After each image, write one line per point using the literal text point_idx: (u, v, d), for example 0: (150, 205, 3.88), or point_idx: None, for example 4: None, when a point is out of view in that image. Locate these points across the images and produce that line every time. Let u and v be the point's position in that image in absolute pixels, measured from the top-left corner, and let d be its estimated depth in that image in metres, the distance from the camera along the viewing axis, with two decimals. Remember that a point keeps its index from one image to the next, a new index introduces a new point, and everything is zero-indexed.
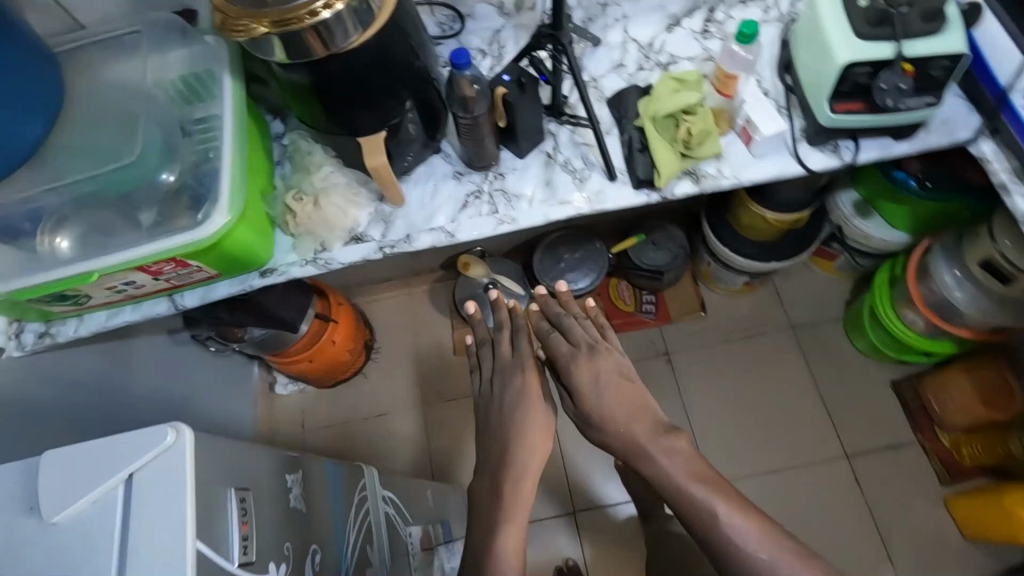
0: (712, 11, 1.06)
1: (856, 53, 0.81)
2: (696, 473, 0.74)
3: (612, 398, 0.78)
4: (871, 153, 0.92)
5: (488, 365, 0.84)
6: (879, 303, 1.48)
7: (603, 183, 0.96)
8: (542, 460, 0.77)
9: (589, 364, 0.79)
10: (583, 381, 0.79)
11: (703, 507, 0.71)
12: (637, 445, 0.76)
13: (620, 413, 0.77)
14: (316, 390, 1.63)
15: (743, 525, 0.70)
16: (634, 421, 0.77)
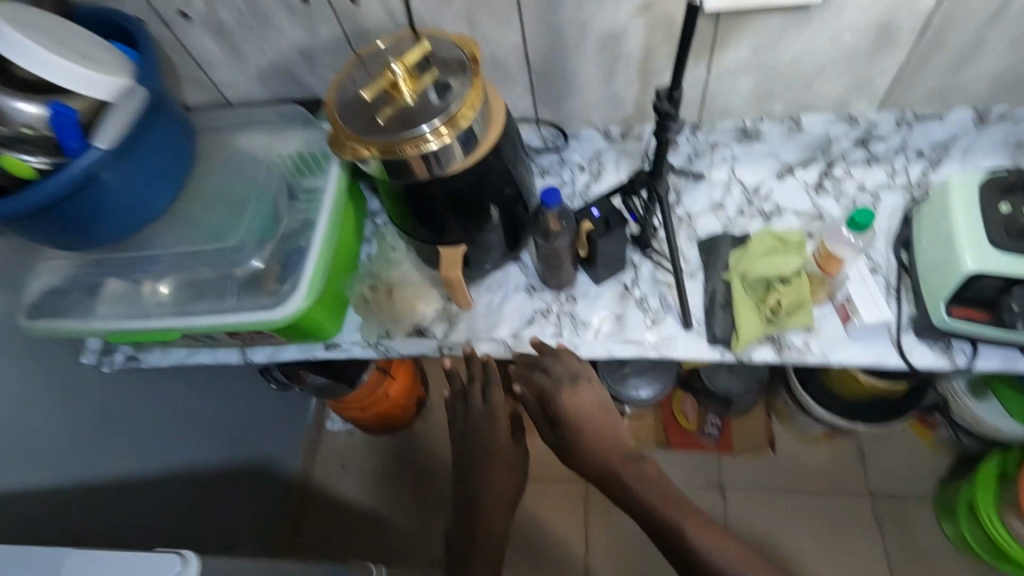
0: (831, 165, 1.00)
1: (986, 263, 0.73)
2: (666, 495, 0.81)
3: (591, 430, 0.86)
4: (991, 363, 0.82)
5: (468, 409, 0.96)
6: (980, 498, 1.29)
7: (676, 329, 0.91)
8: (504, 484, 0.92)
9: (571, 399, 0.87)
10: (569, 414, 0.87)
11: (668, 521, 0.79)
12: (613, 472, 0.84)
13: (593, 438, 0.86)
14: (359, 437, 1.66)
15: (706, 537, 0.77)
16: (610, 450, 0.85)
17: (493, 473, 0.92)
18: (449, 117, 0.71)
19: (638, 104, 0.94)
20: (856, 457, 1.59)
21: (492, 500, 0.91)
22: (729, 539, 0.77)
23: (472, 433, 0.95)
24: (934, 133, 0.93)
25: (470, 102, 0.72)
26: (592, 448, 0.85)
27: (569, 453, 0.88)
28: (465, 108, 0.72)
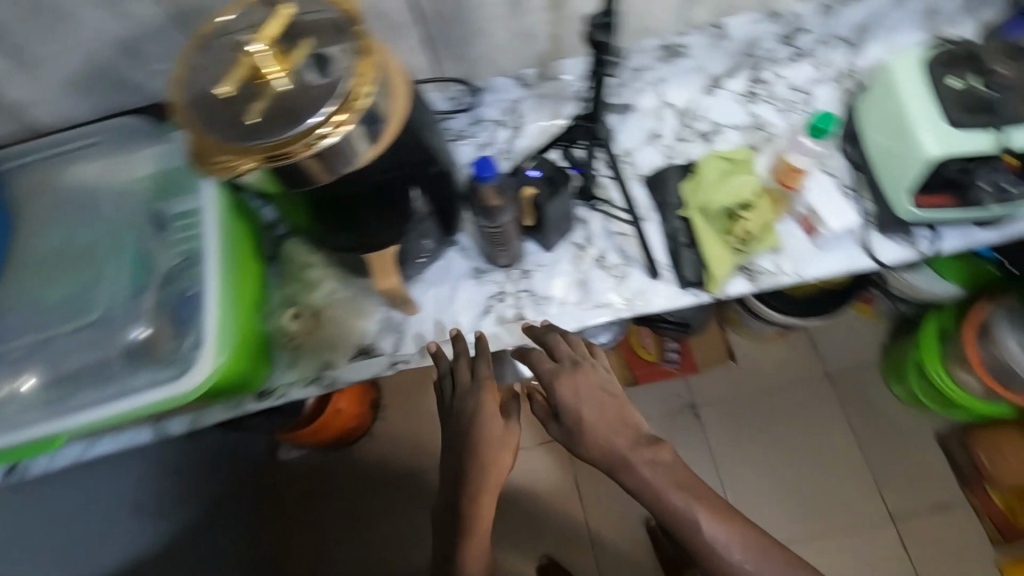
0: (759, 69, 0.93)
1: (949, 146, 0.68)
2: (680, 483, 0.73)
3: (595, 416, 0.74)
4: (953, 243, 0.81)
5: (447, 389, 0.81)
6: (929, 359, 1.34)
7: (645, 282, 0.84)
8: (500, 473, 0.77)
9: (575, 385, 0.76)
10: (565, 399, 0.75)
11: (681, 513, 0.71)
12: (625, 460, 0.73)
13: (601, 426, 0.74)
14: (317, 458, 1.51)
15: (722, 530, 0.70)
16: (617, 437, 0.74)
17: (492, 474, 0.75)
18: (344, 98, 0.56)
19: (551, 39, 0.82)
20: (807, 345, 1.65)
21: (487, 496, 0.76)
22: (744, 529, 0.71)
23: (462, 427, 0.77)
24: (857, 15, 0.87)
25: (364, 74, 0.57)
26: (598, 437, 0.74)
27: (576, 443, 0.76)
28: (362, 82, 0.57)
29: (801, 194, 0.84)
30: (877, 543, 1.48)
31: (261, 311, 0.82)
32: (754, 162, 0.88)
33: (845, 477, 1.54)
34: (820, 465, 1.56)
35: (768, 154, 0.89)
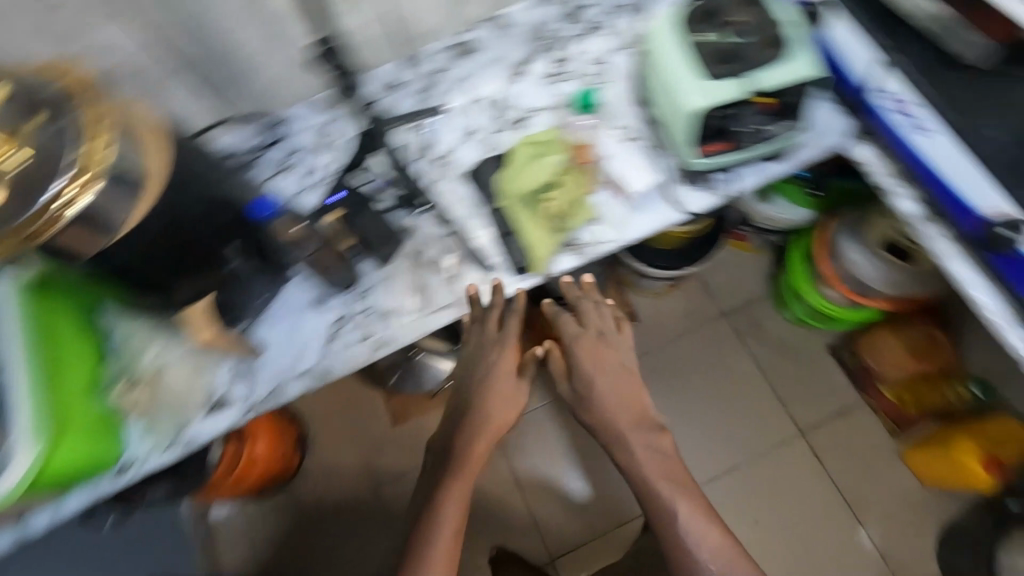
0: (557, 50, 0.96)
1: (705, 98, 0.72)
2: (664, 472, 0.89)
3: (606, 387, 0.93)
4: (751, 180, 0.86)
5: (470, 338, 0.89)
6: (800, 283, 1.40)
7: (480, 276, 0.87)
8: (501, 422, 0.87)
9: (591, 351, 0.95)
10: (587, 362, 0.94)
11: (666, 505, 0.86)
12: (622, 435, 0.91)
13: (615, 403, 0.93)
14: (254, 507, 1.52)
15: (699, 524, 0.85)
16: (622, 414, 0.92)
17: (490, 426, 0.86)
18: (78, 162, 0.55)
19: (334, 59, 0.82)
20: (701, 291, 1.73)
21: (483, 444, 0.85)
22: (717, 525, 0.85)
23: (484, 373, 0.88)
24: None
25: (95, 134, 0.57)
26: (606, 404, 0.92)
27: (583, 403, 0.95)
28: (96, 142, 0.57)
29: (594, 162, 0.89)
30: (788, 464, 1.58)
31: (92, 389, 0.76)
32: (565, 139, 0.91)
33: (746, 417, 1.63)
34: (733, 399, 1.65)
35: (571, 128, 0.92)
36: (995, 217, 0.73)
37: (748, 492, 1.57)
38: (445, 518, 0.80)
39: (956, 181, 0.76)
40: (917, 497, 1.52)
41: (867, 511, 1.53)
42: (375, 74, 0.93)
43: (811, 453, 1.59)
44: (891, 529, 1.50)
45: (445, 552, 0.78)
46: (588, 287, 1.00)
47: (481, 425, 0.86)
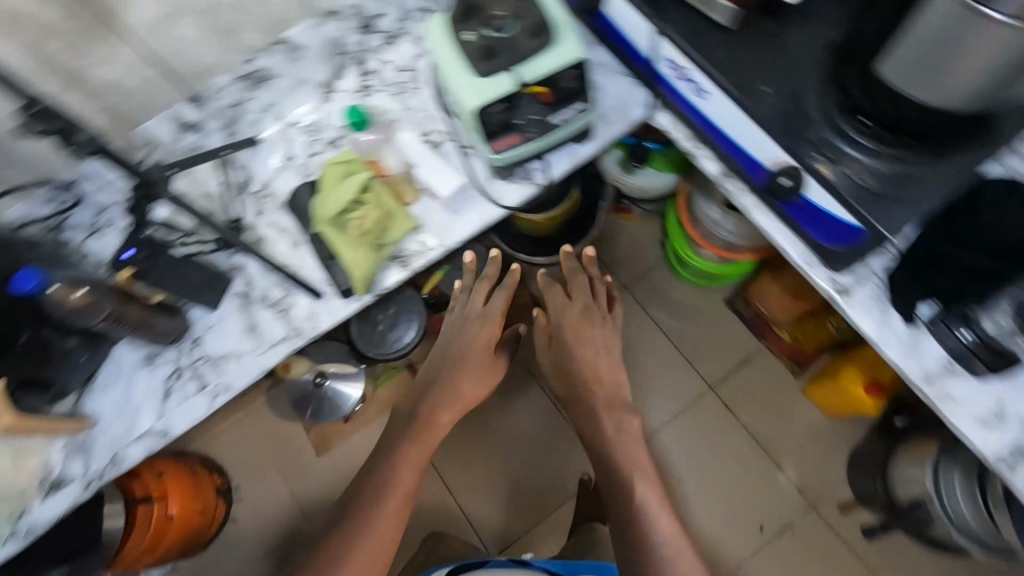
0: (363, 62, 0.94)
1: (480, 96, 0.73)
2: (632, 459, 0.95)
3: (585, 364, 1.02)
4: (562, 166, 0.87)
5: (456, 308, 1.08)
6: (678, 245, 1.41)
7: (311, 305, 0.85)
8: (472, 387, 1.02)
9: (575, 328, 1.04)
10: (571, 336, 1.03)
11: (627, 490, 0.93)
12: (595, 414, 1.00)
13: (593, 379, 1.01)
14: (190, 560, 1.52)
15: (650, 509, 0.91)
16: (599, 392, 1.01)
17: (455, 400, 1.00)
18: None
19: (112, 111, 0.80)
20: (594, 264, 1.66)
21: (451, 408, 1.00)
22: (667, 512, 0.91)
23: (458, 349, 1.04)
24: None
25: None
26: (584, 379, 1.01)
27: (564, 373, 1.04)
28: None
29: (390, 175, 0.88)
30: (715, 418, 1.56)
31: None
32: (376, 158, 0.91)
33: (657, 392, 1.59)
34: (665, 356, 1.60)
35: (375, 141, 0.91)
36: (777, 167, 0.76)
37: (686, 446, 1.55)
38: (398, 482, 0.94)
39: (740, 137, 0.79)
40: (827, 433, 1.53)
41: (784, 455, 1.53)
42: (163, 114, 0.85)
43: (722, 407, 1.57)
44: (809, 468, 1.51)
45: (395, 512, 0.91)
46: (588, 262, 1.10)
47: (449, 397, 1.00)
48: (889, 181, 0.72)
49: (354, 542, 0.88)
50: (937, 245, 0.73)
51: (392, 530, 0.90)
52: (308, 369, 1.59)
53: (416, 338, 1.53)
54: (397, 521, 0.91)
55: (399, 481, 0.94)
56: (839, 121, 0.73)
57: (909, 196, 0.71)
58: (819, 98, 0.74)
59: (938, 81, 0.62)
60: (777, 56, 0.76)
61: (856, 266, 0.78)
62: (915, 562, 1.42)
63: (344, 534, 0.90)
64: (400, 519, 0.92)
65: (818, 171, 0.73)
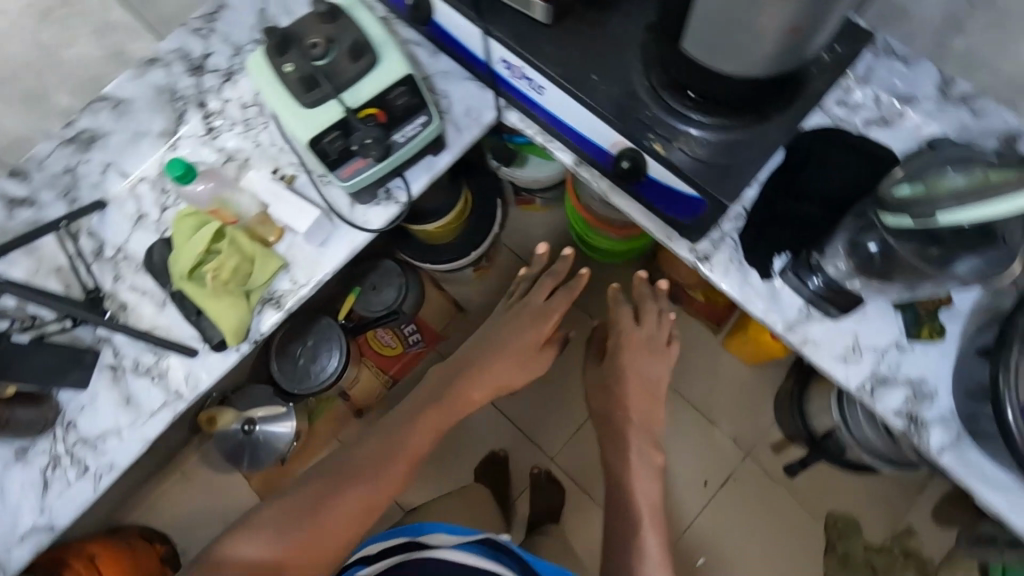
0: (205, 103, 0.89)
1: (310, 128, 0.72)
2: (644, 504, 0.92)
3: (631, 387, 0.99)
4: (421, 180, 0.87)
5: (519, 294, 1.12)
6: (579, 227, 1.36)
7: (187, 364, 0.82)
8: (508, 369, 1.00)
9: (631, 356, 1.01)
10: (624, 358, 1.01)
11: (631, 531, 0.90)
12: (622, 439, 0.97)
13: (632, 404, 0.98)
14: None
15: (646, 539, 0.89)
16: (637, 413, 0.98)
17: (497, 372, 0.99)
18: None
19: None
20: (505, 271, 1.77)
21: (483, 388, 0.98)
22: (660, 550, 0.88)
23: (500, 341, 1.02)
24: (245, 19, 0.89)
25: None
26: (626, 399, 0.98)
27: (606, 389, 1.01)
28: None
29: (243, 220, 0.85)
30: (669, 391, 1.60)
31: None
32: (231, 204, 0.86)
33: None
34: None
35: (216, 188, 0.86)
36: (618, 150, 0.78)
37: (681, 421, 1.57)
38: (402, 452, 0.89)
39: (581, 126, 0.80)
40: (752, 382, 1.57)
41: (718, 410, 1.57)
42: None
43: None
44: (741, 420, 1.56)
45: (388, 479, 0.86)
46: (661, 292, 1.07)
47: (488, 378, 0.98)
48: (719, 148, 0.75)
49: (337, 500, 0.82)
50: (776, 201, 0.80)
51: (375, 497, 0.84)
52: (234, 417, 1.55)
53: (340, 366, 1.55)
54: (388, 488, 0.86)
55: (400, 451, 0.89)
56: (665, 97, 0.75)
57: (743, 159, 0.74)
58: (644, 78, 0.76)
59: (732, 49, 0.65)
60: (599, 42, 0.78)
61: (711, 231, 0.81)
62: (837, 481, 1.52)
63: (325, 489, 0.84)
64: (392, 485, 0.86)
65: (653, 151, 0.75)
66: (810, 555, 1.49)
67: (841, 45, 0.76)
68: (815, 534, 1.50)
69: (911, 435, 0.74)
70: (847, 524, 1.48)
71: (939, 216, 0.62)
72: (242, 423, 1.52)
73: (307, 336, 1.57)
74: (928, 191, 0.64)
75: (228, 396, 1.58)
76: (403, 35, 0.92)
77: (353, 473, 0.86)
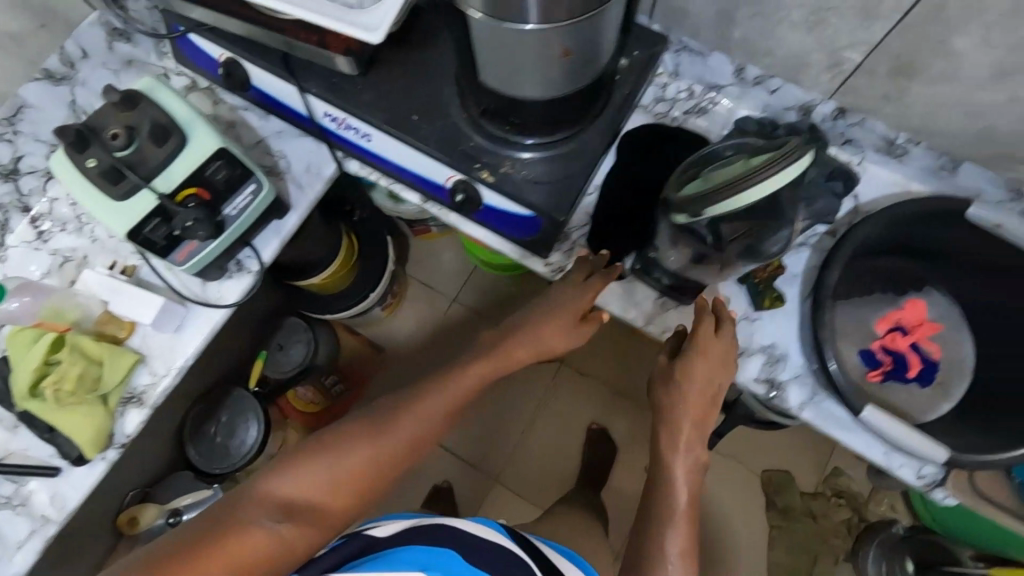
0: (29, 206, 0.85)
1: (126, 221, 0.70)
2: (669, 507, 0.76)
3: (691, 392, 0.76)
4: (270, 246, 0.86)
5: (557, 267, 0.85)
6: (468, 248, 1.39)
7: (51, 485, 0.78)
8: (547, 341, 0.80)
9: (702, 351, 0.76)
10: (685, 366, 0.75)
11: (656, 522, 0.76)
12: (670, 429, 0.77)
13: (687, 404, 0.76)
14: None
15: (669, 529, 0.75)
16: (693, 410, 0.76)
17: (541, 330, 0.80)
18: None
19: None
20: (419, 302, 1.76)
21: (525, 352, 0.80)
22: (678, 558, 0.75)
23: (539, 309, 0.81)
24: (53, 115, 0.85)
25: None
26: (681, 400, 0.77)
27: (665, 383, 0.77)
28: None
29: (82, 324, 0.80)
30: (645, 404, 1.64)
31: None
32: (66, 311, 0.80)
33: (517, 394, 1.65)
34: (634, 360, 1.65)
35: (36, 302, 0.80)
36: (452, 183, 0.79)
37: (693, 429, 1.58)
38: (438, 407, 0.74)
39: (413, 166, 0.81)
40: None
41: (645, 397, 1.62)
42: None
43: (577, 375, 1.66)
44: None
45: (415, 435, 0.71)
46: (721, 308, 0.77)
47: (539, 344, 0.80)
48: (544, 167, 0.77)
49: (354, 445, 0.68)
50: (614, 202, 0.83)
51: (398, 450, 0.70)
52: (158, 512, 1.47)
53: (259, 437, 1.50)
54: (414, 444, 0.71)
55: (430, 407, 0.74)
56: (483, 124, 0.77)
57: (568, 172, 0.77)
58: (461, 110, 0.78)
59: (522, 75, 0.68)
60: (410, 85, 0.79)
61: (561, 243, 0.84)
62: (767, 438, 1.58)
63: (339, 436, 0.69)
64: (419, 440, 0.72)
65: (481, 179, 0.76)
66: (750, 516, 1.55)
67: (638, 49, 0.80)
68: (756, 495, 1.56)
69: (773, 397, 0.79)
70: (781, 478, 1.55)
71: (712, 210, 0.55)
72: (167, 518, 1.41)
73: (221, 413, 1.51)
74: (702, 190, 0.58)
75: (147, 491, 1.50)
76: (229, 102, 0.91)
77: (376, 419, 0.71)
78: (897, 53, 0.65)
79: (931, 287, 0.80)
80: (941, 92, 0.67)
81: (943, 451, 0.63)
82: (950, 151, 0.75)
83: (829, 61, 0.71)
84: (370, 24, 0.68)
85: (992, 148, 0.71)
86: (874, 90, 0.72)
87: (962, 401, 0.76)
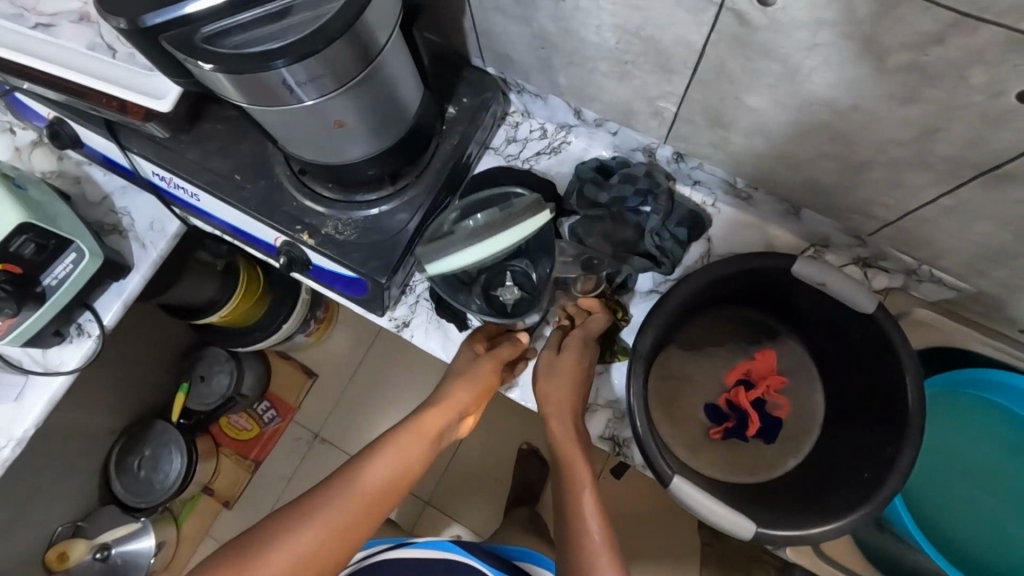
0: None
1: None
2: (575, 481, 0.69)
3: (566, 380, 0.71)
4: (111, 309, 0.83)
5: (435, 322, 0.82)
6: None
7: None
8: (468, 394, 0.73)
9: (575, 345, 0.73)
10: (564, 362, 0.72)
11: (563, 491, 0.70)
12: (555, 416, 0.71)
13: (561, 397, 0.71)
14: None
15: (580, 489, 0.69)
16: (573, 392, 0.72)
17: (461, 383, 0.73)
18: None
19: None
20: None
21: (449, 409, 0.73)
22: (601, 530, 0.67)
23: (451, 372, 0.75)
24: None
25: None
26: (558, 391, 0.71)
27: (543, 378, 0.72)
28: None
29: None
30: None
31: None
32: None
33: None
34: None
35: None
36: (280, 245, 0.77)
37: None
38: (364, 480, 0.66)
39: (242, 225, 0.79)
40: None
41: None
42: None
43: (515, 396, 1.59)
44: None
45: (347, 515, 0.64)
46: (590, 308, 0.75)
47: (455, 401, 0.73)
48: (371, 226, 0.74)
49: (277, 542, 0.61)
50: None
51: (326, 536, 0.62)
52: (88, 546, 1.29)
53: (184, 470, 1.35)
54: (349, 529, 0.64)
55: (359, 484, 0.66)
56: (307, 183, 0.75)
57: (392, 230, 0.74)
58: (284, 168, 0.75)
59: (313, 146, 0.65)
60: (234, 144, 0.77)
61: (405, 297, 0.82)
62: None
63: (269, 534, 0.62)
64: (353, 523, 0.64)
65: (303, 241, 0.74)
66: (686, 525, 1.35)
67: (469, 97, 0.77)
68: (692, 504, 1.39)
69: (619, 455, 0.76)
70: None
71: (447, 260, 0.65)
72: (100, 552, 1.30)
73: (143, 446, 1.36)
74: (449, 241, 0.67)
75: (79, 524, 1.31)
76: (72, 156, 0.88)
77: (298, 511, 0.63)
78: (704, 104, 0.61)
79: (783, 334, 0.78)
80: (757, 143, 0.63)
81: (746, 526, 0.62)
82: (789, 198, 0.71)
83: (650, 109, 0.67)
84: (159, 92, 0.68)
85: (823, 196, 0.67)
86: (700, 139, 0.68)
87: (810, 458, 0.73)
